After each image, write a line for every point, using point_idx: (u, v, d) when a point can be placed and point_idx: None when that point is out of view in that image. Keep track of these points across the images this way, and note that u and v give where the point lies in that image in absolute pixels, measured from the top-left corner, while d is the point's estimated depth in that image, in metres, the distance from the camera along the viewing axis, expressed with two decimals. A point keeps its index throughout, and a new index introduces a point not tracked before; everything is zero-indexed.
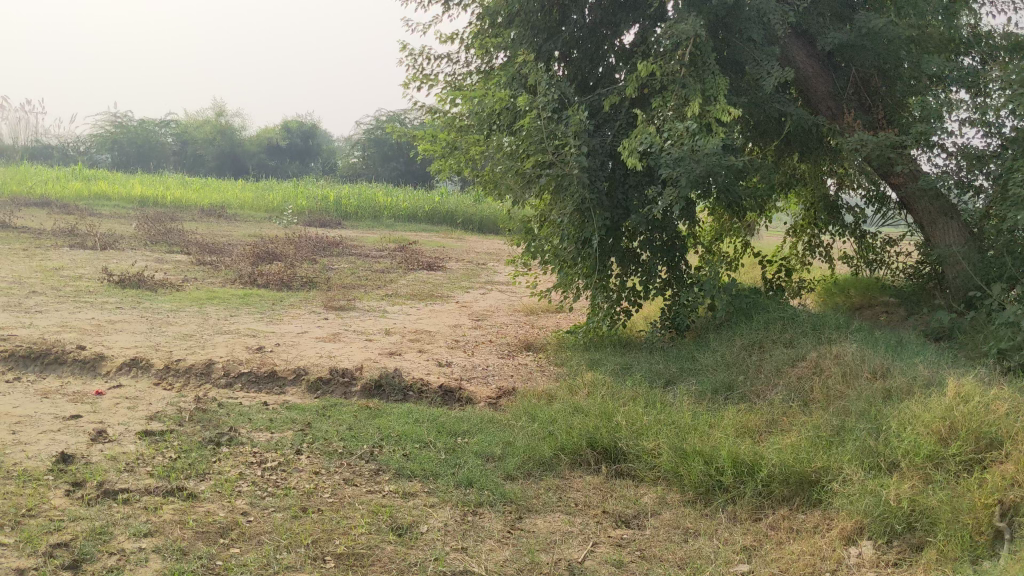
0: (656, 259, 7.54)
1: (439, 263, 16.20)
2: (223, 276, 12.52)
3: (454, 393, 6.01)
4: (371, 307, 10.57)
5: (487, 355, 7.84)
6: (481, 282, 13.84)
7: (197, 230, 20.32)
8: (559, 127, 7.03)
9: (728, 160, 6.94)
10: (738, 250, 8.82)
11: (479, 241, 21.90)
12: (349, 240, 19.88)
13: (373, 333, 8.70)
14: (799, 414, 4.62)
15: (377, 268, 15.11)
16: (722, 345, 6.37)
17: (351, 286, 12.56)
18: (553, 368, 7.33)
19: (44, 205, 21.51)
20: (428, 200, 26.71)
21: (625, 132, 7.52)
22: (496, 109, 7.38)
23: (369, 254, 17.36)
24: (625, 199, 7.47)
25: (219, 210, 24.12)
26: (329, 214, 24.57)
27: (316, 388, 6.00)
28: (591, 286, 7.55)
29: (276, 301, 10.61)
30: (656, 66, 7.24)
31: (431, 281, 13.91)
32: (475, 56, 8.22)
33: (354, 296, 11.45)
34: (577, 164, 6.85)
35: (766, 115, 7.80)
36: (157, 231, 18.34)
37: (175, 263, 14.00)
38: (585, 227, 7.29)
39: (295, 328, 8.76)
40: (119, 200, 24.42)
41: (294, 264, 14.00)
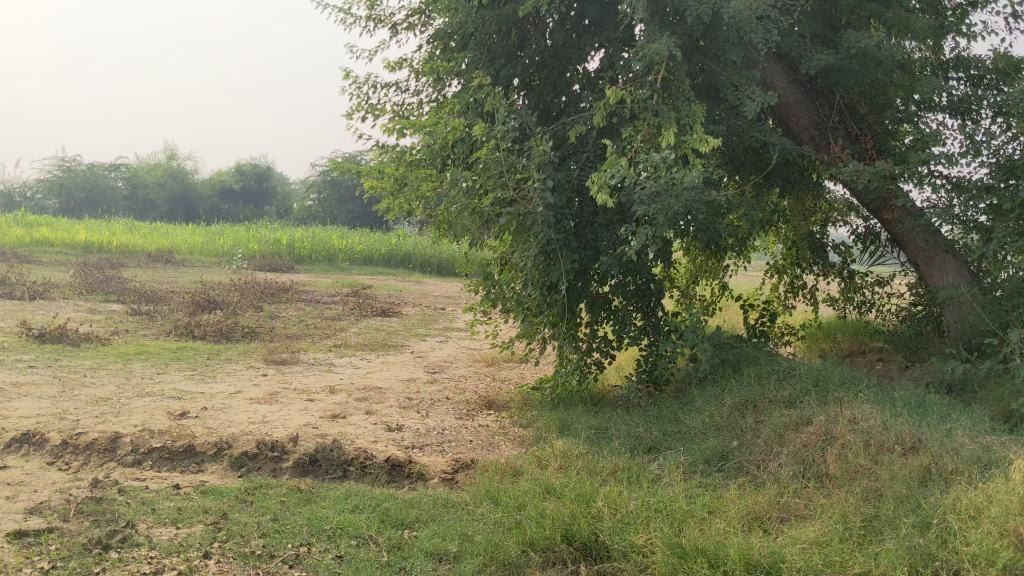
0: (630, 306, 6.78)
1: (394, 309, 15.36)
2: (158, 327, 11.56)
3: (403, 468, 5.16)
4: (317, 361, 9.68)
5: (443, 416, 7.00)
6: (438, 329, 13.01)
7: (139, 277, 19.24)
8: (521, 159, 6.29)
9: (709, 195, 6.22)
10: (716, 294, 8.09)
11: (437, 284, 21.09)
12: (300, 286, 18.95)
13: (316, 392, 7.82)
14: (816, 496, 3.84)
15: (327, 315, 14.23)
16: (710, 403, 5.60)
17: (297, 336, 11.65)
18: (517, 431, 6.50)
19: None
20: (385, 243, 25.85)
21: (593, 165, 6.78)
22: (450, 141, 6.62)
23: (321, 301, 16.47)
24: (594, 239, 6.72)
25: (166, 255, 23.05)
26: (282, 258, 23.58)
27: (240, 464, 5.13)
28: (558, 336, 6.77)
29: (212, 355, 9.69)
30: (627, 92, 6.56)
31: (385, 329, 13.05)
32: (426, 85, 7.48)
33: (299, 348, 10.55)
34: (541, 201, 6.09)
35: (745, 145, 7.12)
36: (96, 279, 17.28)
37: (108, 313, 12.99)
38: (551, 271, 6.52)
39: (228, 387, 7.85)
40: (61, 247, 23.25)
41: (237, 314, 13.06)
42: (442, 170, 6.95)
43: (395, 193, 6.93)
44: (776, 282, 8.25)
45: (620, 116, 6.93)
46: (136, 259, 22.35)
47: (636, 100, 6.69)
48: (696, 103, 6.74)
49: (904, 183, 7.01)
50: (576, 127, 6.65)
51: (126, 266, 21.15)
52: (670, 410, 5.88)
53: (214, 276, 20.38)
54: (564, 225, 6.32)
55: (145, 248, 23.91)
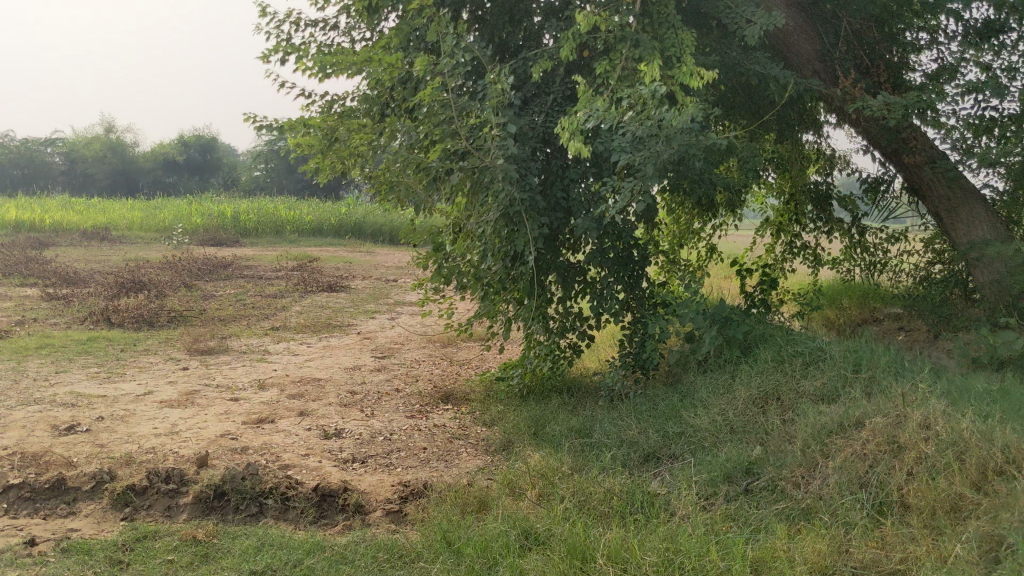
0: (610, 277, 5.67)
1: (342, 284, 14.09)
2: (72, 314, 10.23)
3: (336, 499, 4.03)
4: (249, 348, 8.45)
5: (391, 415, 5.85)
6: (389, 304, 11.82)
7: (67, 257, 17.73)
8: (474, 101, 5.11)
9: (706, 139, 5.11)
10: (704, 258, 7.02)
11: (390, 254, 19.82)
12: (242, 260, 17.58)
13: (242, 389, 6.62)
14: (902, 545, 2.79)
15: (267, 293, 12.92)
16: (719, 397, 4.53)
17: (230, 319, 10.39)
18: (481, 432, 5.39)
19: None
20: (334, 212, 24.46)
21: (561, 109, 5.62)
22: (387, 82, 5.42)
23: (263, 276, 15.17)
24: (565, 198, 5.58)
25: (102, 233, 21.50)
26: (225, 231, 22.12)
27: (123, 503, 3.96)
28: (525, 316, 5.64)
29: (126, 347, 8.41)
30: (601, 17, 5.40)
31: (332, 306, 11.84)
32: (358, 21, 6.26)
33: (231, 333, 9.31)
34: (501, 152, 4.94)
35: (739, 81, 6.00)
36: (16, 261, 15.76)
37: (19, 299, 11.60)
38: (514, 238, 5.38)
39: (137, 387, 6.62)
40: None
41: (165, 296, 11.74)
42: (380, 121, 5.75)
43: (323, 149, 5.71)
44: (771, 242, 7.20)
45: (591, 49, 5.77)
46: (69, 238, 20.75)
47: (611, 28, 5.53)
48: (683, 31, 5.60)
49: (922, 120, 5.97)
50: (538, 62, 5.48)
51: (57, 246, 19.60)
52: (669, 405, 4.81)
53: (152, 253, 18.91)
54: (531, 182, 5.17)
55: (79, 226, 22.32)
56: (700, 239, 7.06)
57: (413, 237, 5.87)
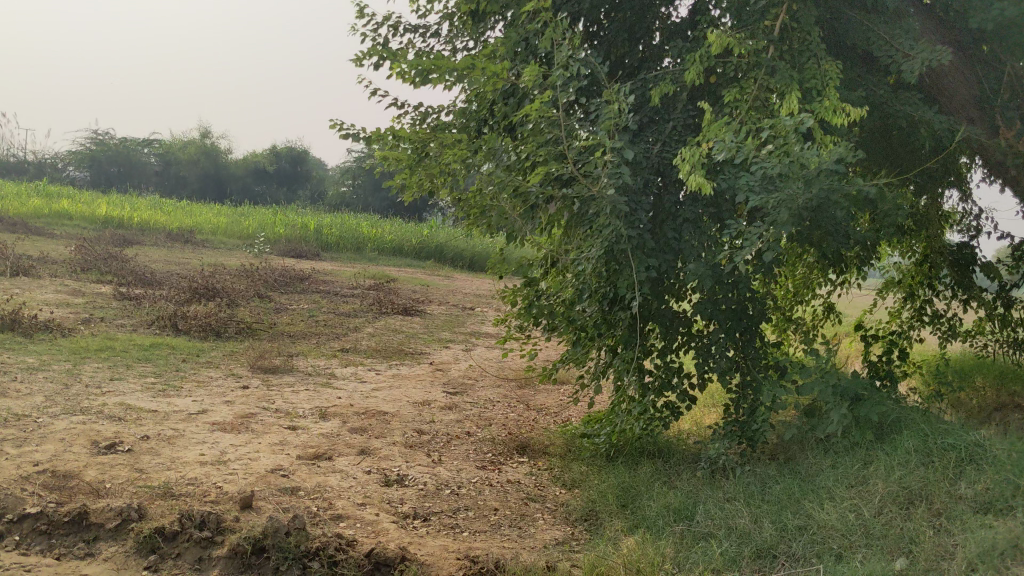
0: (721, 333, 5.01)
1: (418, 308, 13.60)
2: (141, 317, 9.90)
3: (391, 570, 3.51)
4: (315, 371, 7.95)
5: (460, 465, 5.25)
6: (465, 335, 11.26)
7: (149, 257, 17.63)
8: (586, 122, 4.52)
9: (850, 185, 4.44)
10: (821, 318, 6.31)
11: (469, 281, 19.32)
12: (320, 275, 17.27)
13: (301, 417, 6.10)
14: None
15: (341, 311, 12.49)
16: (850, 492, 3.83)
17: (300, 336, 9.94)
18: (561, 495, 4.76)
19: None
20: (416, 233, 24.12)
21: (680, 139, 5.00)
22: (488, 94, 4.88)
23: (338, 293, 14.79)
24: (677, 240, 4.94)
25: (187, 235, 21.49)
26: (307, 244, 21.95)
27: (149, 549, 3.45)
28: (621, 368, 5.01)
29: (188, 357, 7.99)
30: (736, 39, 4.78)
31: (405, 330, 11.33)
32: (462, 30, 5.76)
33: (298, 352, 8.84)
34: (612, 181, 4.34)
35: (883, 124, 5.31)
36: (97, 257, 15.64)
37: (92, 297, 11.35)
38: (616, 279, 4.78)
39: (191, 404, 6.16)
40: (81, 220, 21.79)
41: (236, 306, 11.38)
42: (477, 138, 5.21)
43: (412, 164, 5.19)
44: (899, 307, 6.45)
45: (718, 75, 5.16)
46: (154, 238, 20.78)
47: (745, 52, 4.91)
48: (826, 61, 4.95)
49: None
50: (660, 84, 4.88)
51: (141, 245, 19.59)
52: (785, 489, 4.14)
53: (233, 259, 18.77)
54: (642, 219, 4.56)
55: (165, 227, 22.38)
56: (818, 296, 6.35)
57: (501, 269, 5.29)
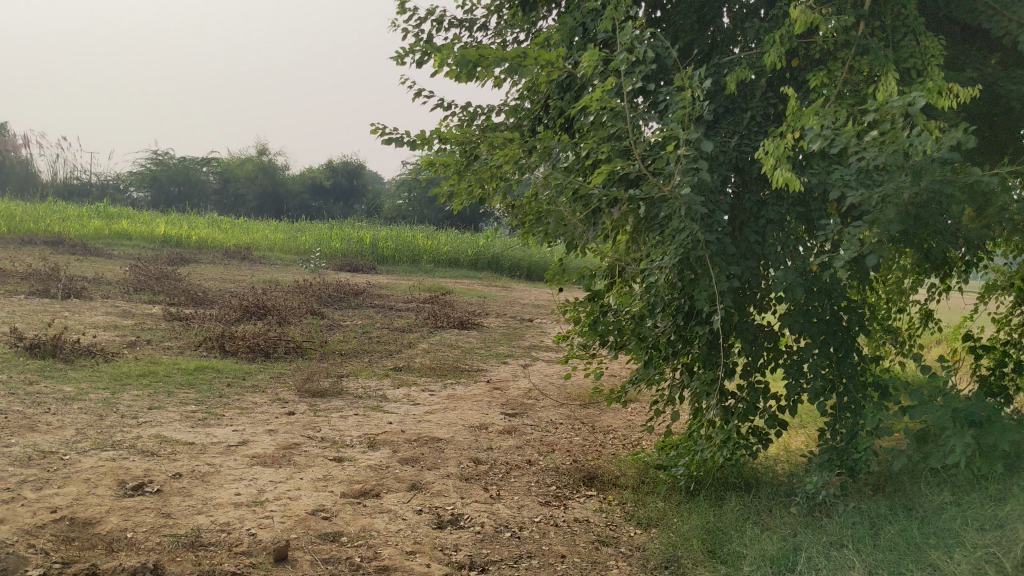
0: (813, 349, 4.42)
1: (474, 321, 13.11)
2: (189, 338, 9.56)
3: None
4: (365, 393, 7.48)
5: (522, 501, 4.73)
6: (523, 349, 10.73)
7: (204, 276, 17.43)
8: (654, 113, 3.98)
9: (964, 176, 3.84)
10: (919, 328, 5.67)
11: (526, 291, 18.78)
12: (375, 289, 16.90)
13: (349, 447, 5.63)
14: None
15: (395, 327, 12.05)
16: (987, 539, 3.22)
17: (351, 355, 9.52)
18: (636, 537, 4.22)
19: (49, 244, 18.98)
20: (471, 244, 23.67)
21: (760, 131, 4.42)
22: (543, 87, 4.36)
23: (392, 307, 14.38)
24: (760, 245, 4.37)
25: (244, 252, 21.33)
26: (363, 258, 21.65)
27: None
28: (700, 391, 4.45)
29: (233, 381, 7.58)
30: (822, 14, 4.20)
31: (461, 346, 10.85)
32: (511, 22, 5.26)
33: (349, 372, 8.40)
34: (687, 179, 3.80)
35: (991, 107, 4.69)
36: (151, 277, 15.45)
37: (141, 318, 11.07)
38: (693, 292, 4.23)
39: (231, 434, 5.73)
40: (139, 240, 21.76)
41: (287, 324, 11.00)
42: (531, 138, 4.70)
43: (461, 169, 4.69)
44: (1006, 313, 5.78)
45: (800, 58, 4.59)
46: (210, 255, 20.63)
47: (833, 29, 4.33)
48: (927, 37, 4.36)
49: None
50: (736, 69, 4.32)
51: (197, 263, 19.45)
52: (902, 534, 3.55)
53: (288, 276, 18.52)
54: (722, 222, 4.01)
55: (222, 245, 22.26)
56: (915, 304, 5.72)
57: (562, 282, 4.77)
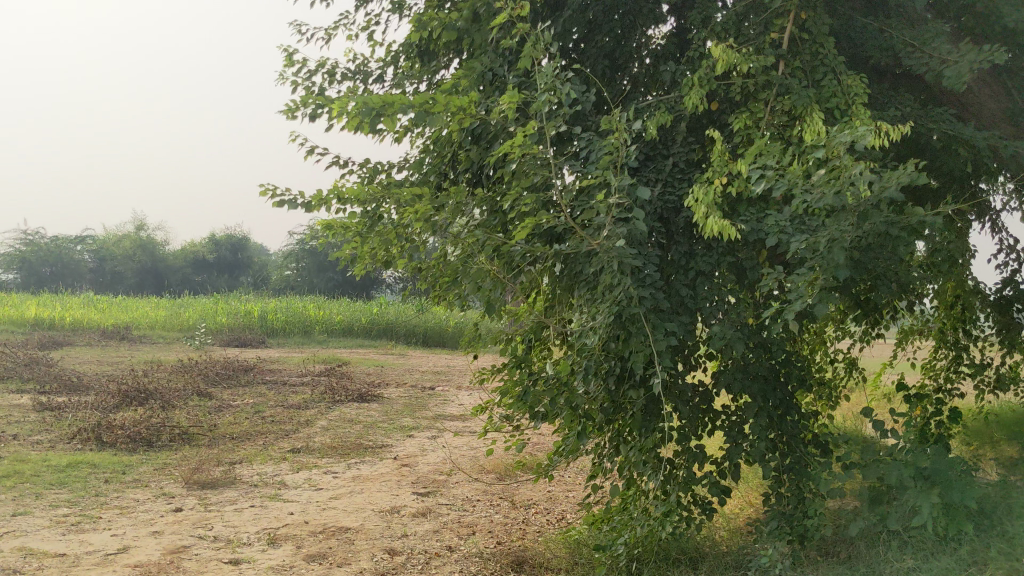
0: (754, 407, 4.12)
1: (374, 392, 12.52)
2: (61, 430, 8.71)
3: None
4: (261, 481, 6.85)
5: None
6: (428, 420, 10.22)
7: (79, 359, 16.31)
8: (577, 160, 3.65)
9: (906, 216, 3.63)
10: (847, 378, 5.47)
11: (425, 358, 18.26)
12: (266, 364, 16.11)
13: (246, 546, 5.02)
14: None
15: (290, 403, 11.38)
16: None
17: (244, 438, 8.83)
18: None
19: None
20: (365, 312, 23.04)
21: (685, 177, 4.15)
22: (452, 136, 4.00)
23: (285, 383, 13.65)
24: (693, 300, 4.07)
25: (123, 332, 20.18)
26: (252, 331, 20.77)
27: None
28: (638, 460, 4.08)
29: (111, 477, 6.84)
30: (745, 53, 3.98)
31: (363, 420, 10.26)
32: (409, 72, 4.89)
33: (243, 457, 7.74)
34: (619, 230, 3.46)
35: (912, 148, 4.56)
36: (19, 363, 14.33)
37: (6, 410, 10.11)
38: (626, 353, 3.88)
39: (109, 540, 5.05)
40: (6, 324, 20.36)
41: (172, 408, 10.22)
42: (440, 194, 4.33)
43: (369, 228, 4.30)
44: (930, 358, 5.66)
45: (719, 101, 4.36)
46: (86, 337, 19.41)
47: (754, 68, 4.12)
48: (848, 75, 4.18)
49: None
50: (656, 113, 4.05)
51: (71, 346, 18.26)
52: None
53: (172, 354, 17.53)
54: (655, 276, 3.68)
55: (99, 325, 21.03)
56: (841, 352, 5.52)
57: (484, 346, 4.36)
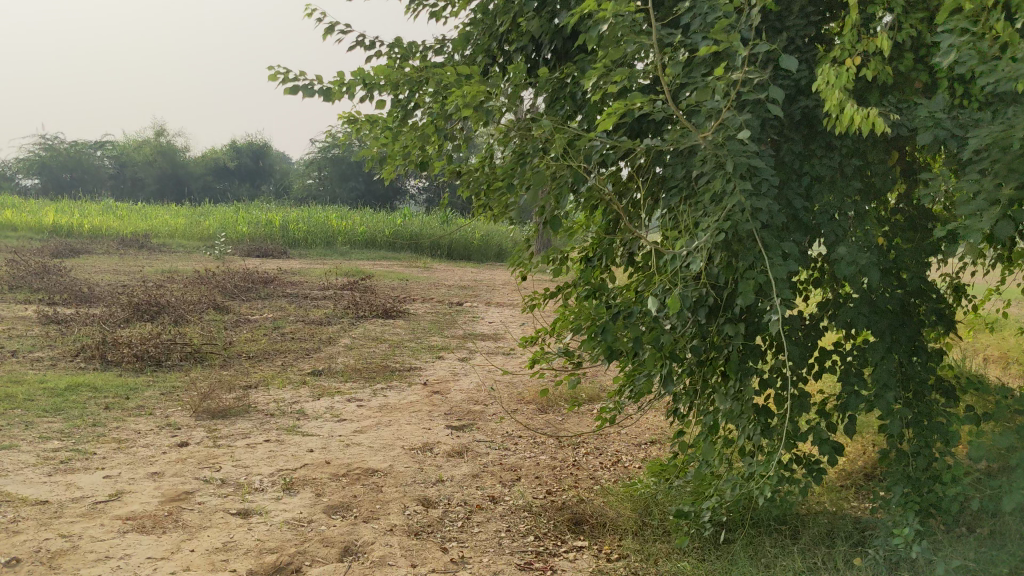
0: (883, 349, 3.31)
1: (399, 308, 11.82)
2: (65, 347, 8.06)
3: None
4: (278, 410, 6.15)
5: (496, 567, 3.57)
6: (458, 340, 9.51)
7: (94, 268, 15.68)
8: (681, 24, 2.76)
9: None
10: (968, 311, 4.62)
11: (450, 271, 17.53)
12: (287, 275, 15.44)
13: (258, 494, 4.33)
14: None
15: (312, 319, 10.70)
16: None
17: (262, 357, 8.16)
18: None
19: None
20: (389, 223, 22.24)
21: (805, 58, 3.25)
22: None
23: (306, 296, 13.00)
24: (812, 214, 3.22)
25: (142, 240, 19.55)
26: (274, 242, 20.11)
27: None
28: (736, 412, 3.30)
29: (113, 402, 6.17)
30: None
31: (388, 339, 9.57)
32: None
33: (258, 381, 7.05)
34: (737, 119, 2.60)
35: None
36: (30, 272, 13.72)
37: (10, 323, 9.49)
38: (731, 280, 3.05)
39: (101, 484, 4.37)
40: (24, 230, 19.75)
41: (186, 323, 9.56)
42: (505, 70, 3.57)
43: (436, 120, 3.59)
44: None
45: None
46: (104, 245, 18.78)
47: None
48: None
49: None
50: None
51: (88, 254, 17.65)
52: None
53: (190, 265, 16.85)
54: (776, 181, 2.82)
55: (117, 232, 20.38)
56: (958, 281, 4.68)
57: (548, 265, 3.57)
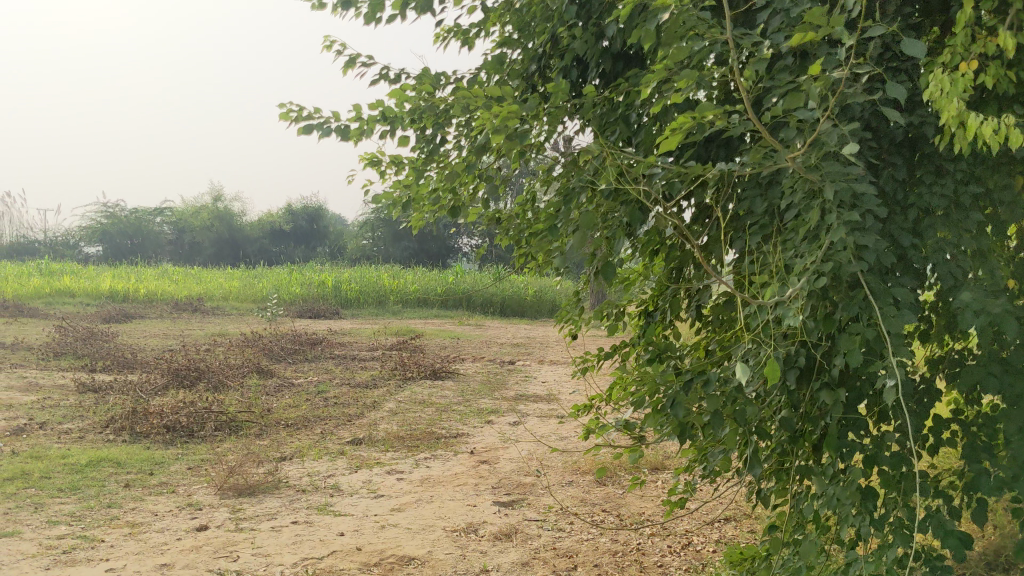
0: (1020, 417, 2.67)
1: (449, 368, 11.31)
2: (98, 417, 7.68)
3: None
4: (310, 485, 5.63)
5: None
6: (509, 403, 8.94)
7: (145, 334, 15.47)
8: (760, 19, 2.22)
9: None
10: None
11: (505, 329, 17.00)
12: (336, 337, 15.05)
13: None
14: None
15: (358, 382, 10.23)
16: None
17: (301, 426, 7.67)
18: None
19: None
20: (442, 281, 21.87)
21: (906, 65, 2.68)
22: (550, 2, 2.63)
23: (354, 358, 12.55)
24: (924, 253, 2.63)
25: (195, 304, 19.40)
26: (326, 302, 19.84)
27: None
28: (839, 497, 2.68)
29: (135, 479, 5.71)
30: None
31: (436, 402, 9.04)
32: None
33: (293, 452, 6.55)
34: (838, 131, 2.04)
35: None
36: (79, 338, 13.52)
37: (48, 392, 9.16)
38: (830, 335, 2.46)
39: None
40: (80, 297, 19.74)
41: (226, 390, 9.14)
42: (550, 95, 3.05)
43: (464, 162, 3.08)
44: None
45: None
46: (157, 309, 18.65)
47: None
48: None
49: None
50: None
51: (140, 318, 17.49)
52: None
53: (241, 327, 16.59)
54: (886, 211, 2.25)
55: (171, 296, 20.29)
56: None
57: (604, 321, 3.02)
